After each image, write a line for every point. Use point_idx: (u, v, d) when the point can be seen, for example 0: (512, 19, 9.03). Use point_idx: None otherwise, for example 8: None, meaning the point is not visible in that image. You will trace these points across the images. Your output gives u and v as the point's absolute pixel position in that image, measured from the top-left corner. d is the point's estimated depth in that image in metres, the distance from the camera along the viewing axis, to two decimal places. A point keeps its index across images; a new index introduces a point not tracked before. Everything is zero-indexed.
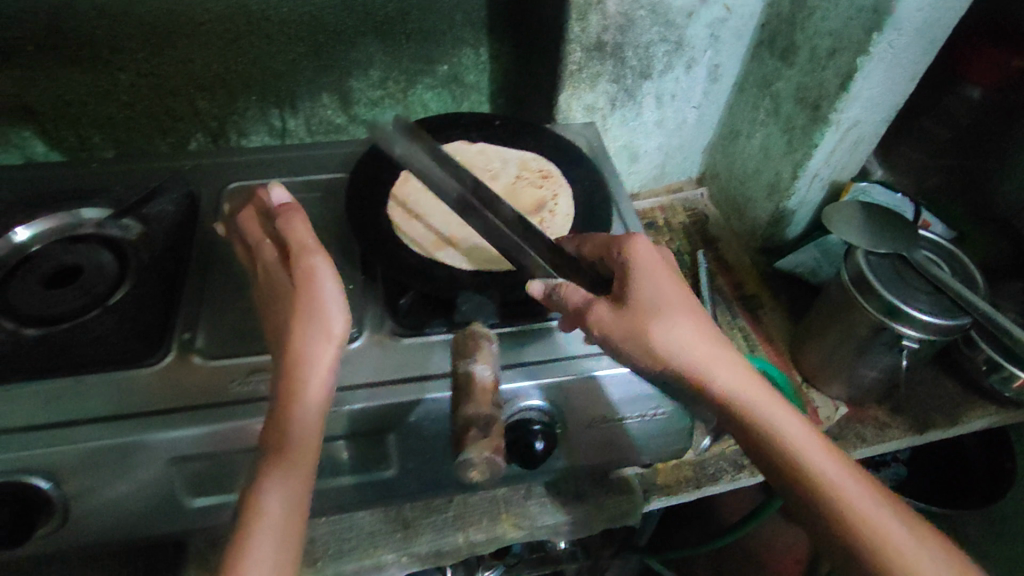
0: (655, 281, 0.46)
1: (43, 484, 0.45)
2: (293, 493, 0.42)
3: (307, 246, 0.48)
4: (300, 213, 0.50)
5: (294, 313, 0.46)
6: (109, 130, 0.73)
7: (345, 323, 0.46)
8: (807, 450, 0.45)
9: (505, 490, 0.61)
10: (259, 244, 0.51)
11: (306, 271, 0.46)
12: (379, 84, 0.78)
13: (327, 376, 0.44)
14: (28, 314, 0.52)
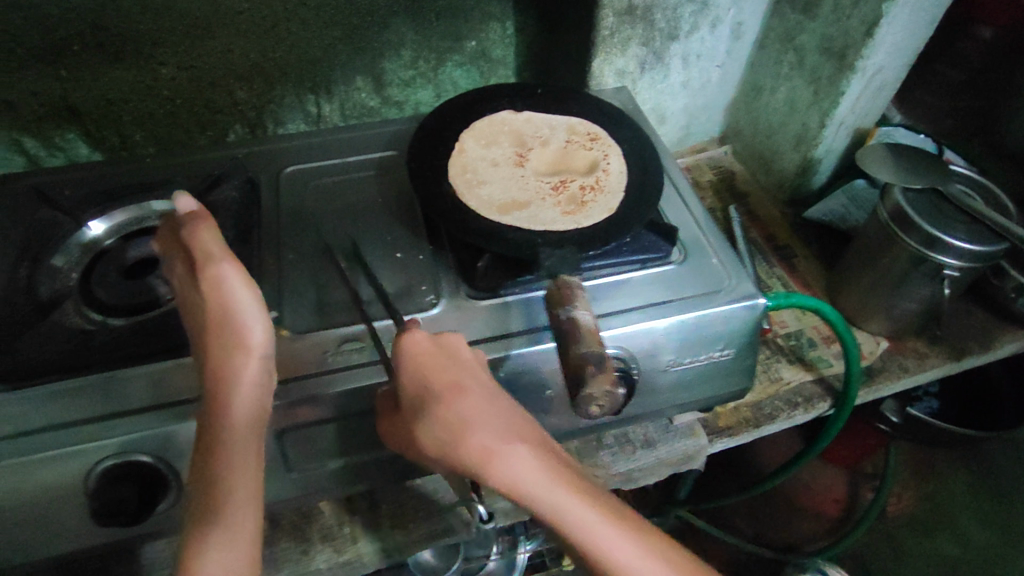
0: (476, 382, 0.41)
1: (155, 462, 0.46)
2: (238, 526, 0.38)
3: (212, 254, 0.43)
4: (206, 219, 0.45)
5: (209, 330, 0.43)
6: (150, 127, 0.74)
7: (266, 329, 0.43)
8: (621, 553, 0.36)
9: (577, 444, 0.63)
10: (173, 258, 0.47)
11: (211, 282, 0.42)
12: (411, 64, 0.79)
13: (256, 389, 0.42)
14: (115, 304, 0.53)
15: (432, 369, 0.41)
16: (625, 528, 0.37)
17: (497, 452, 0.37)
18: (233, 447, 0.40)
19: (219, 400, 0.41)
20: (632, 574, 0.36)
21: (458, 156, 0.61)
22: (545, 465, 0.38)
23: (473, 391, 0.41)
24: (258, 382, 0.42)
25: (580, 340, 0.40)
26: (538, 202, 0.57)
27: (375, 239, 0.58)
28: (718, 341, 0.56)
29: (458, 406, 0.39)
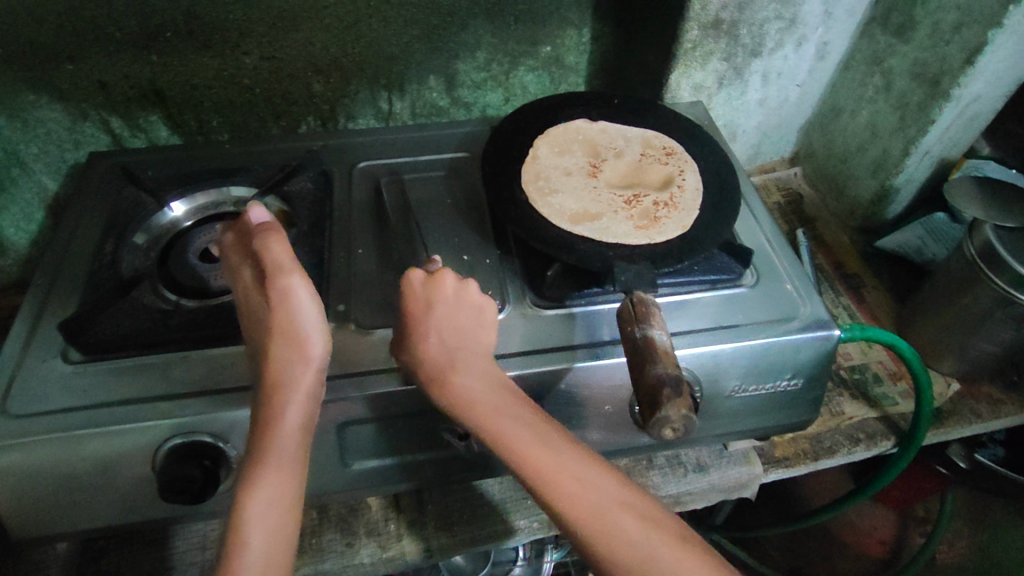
0: (448, 316, 0.46)
1: (222, 444, 0.47)
2: (280, 504, 0.39)
3: (283, 266, 0.46)
4: (278, 232, 0.48)
5: (272, 334, 0.45)
6: (227, 115, 0.76)
7: (325, 344, 0.46)
8: (537, 456, 0.41)
9: (627, 461, 0.61)
10: (237, 264, 0.48)
11: (282, 292, 0.45)
12: (484, 67, 0.79)
13: (309, 398, 0.44)
14: (191, 285, 0.54)
15: (416, 300, 0.46)
16: (543, 440, 0.42)
17: (448, 378, 0.44)
18: (284, 443, 0.41)
19: (277, 402, 0.43)
20: (541, 475, 0.40)
21: (531, 162, 0.60)
22: (493, 389, 0.44)
23: (442, 322, 0.46)
24: (313, 392, 0.44)
25: (658, 359, 0.39)
26: (610, 215, 0.56)
27: (443, 239, 0.58)
28: (787, 370, 0.54)
29: (425, 335, 0.46)
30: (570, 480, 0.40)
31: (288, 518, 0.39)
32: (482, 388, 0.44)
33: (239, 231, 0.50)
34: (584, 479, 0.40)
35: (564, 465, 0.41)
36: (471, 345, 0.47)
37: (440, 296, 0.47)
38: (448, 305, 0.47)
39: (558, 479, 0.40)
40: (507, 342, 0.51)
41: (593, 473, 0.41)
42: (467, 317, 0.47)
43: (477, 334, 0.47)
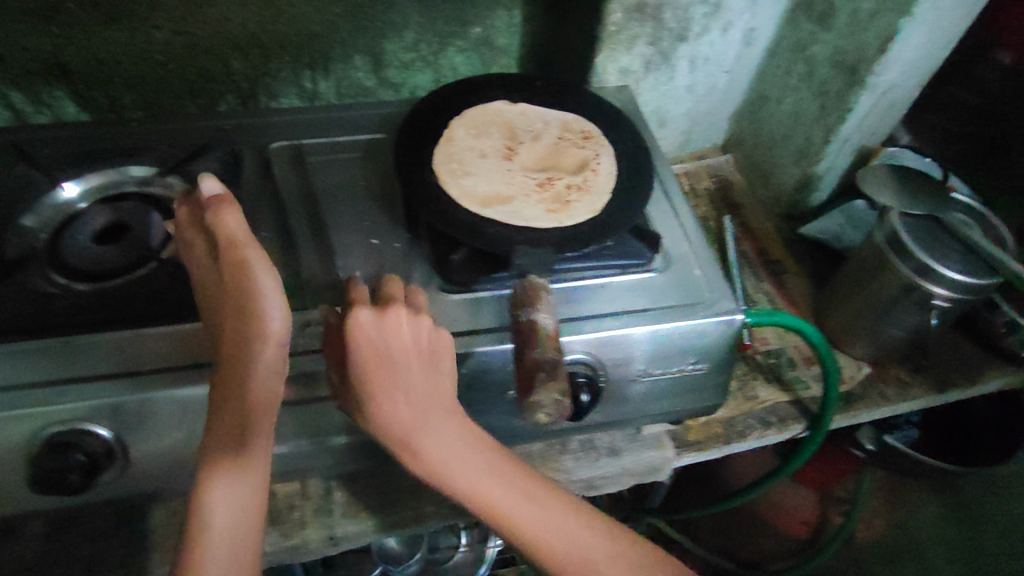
0: (411, 374, 0.44)
1: (103, 433, 0.46)
2: (244, 493, 0.42)
3: (237, 238, 0.43)
4: (231, 203, 0.44)
5: (228, 312, 0.42)
6: (140, 92, 0.73)
7: (285, 315, 0.42)
8: (520, 518, 0.44)
9: (540, 447, 0.61)
10: (195, 238, 0.46)
11: (235, 267, 0.42)
12: (412, 47, 0.78)
13: (270, 374, 0.42)
14: (82, 268, 0.52)
15: (368, 361, 0.43)
16: (518, 494, 0.45)
17: (415, 443, 0.44)
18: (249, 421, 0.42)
19: (236, 387, 0.41)
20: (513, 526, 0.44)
21: (446, 144, 0.59)
22: (466, 446, 0.45)
23: (405, 383, 0.44)
24: (273, 367, 0.42)
25: (540, 342, 0.39)
26: (522, 197, 0.56)
27: (353, 223, 0.57)
28: (691, 355, 0.55)
29: (387, 401, 0.43)
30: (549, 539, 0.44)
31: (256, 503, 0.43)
32: (458, 457, 0.44)
33: (195, 206, 0.47)
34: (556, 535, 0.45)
35: (542, 519, 0.45)
36: (437, 402, 0.45)
37: (395, 348, 0.43)
38: (403, 352, 0.43)
39: (543, 540, 0.44)
40: None
41: (568, 526, 0.46)
42: (421, 361, 0.44)
43: (435, 383, 0.45)
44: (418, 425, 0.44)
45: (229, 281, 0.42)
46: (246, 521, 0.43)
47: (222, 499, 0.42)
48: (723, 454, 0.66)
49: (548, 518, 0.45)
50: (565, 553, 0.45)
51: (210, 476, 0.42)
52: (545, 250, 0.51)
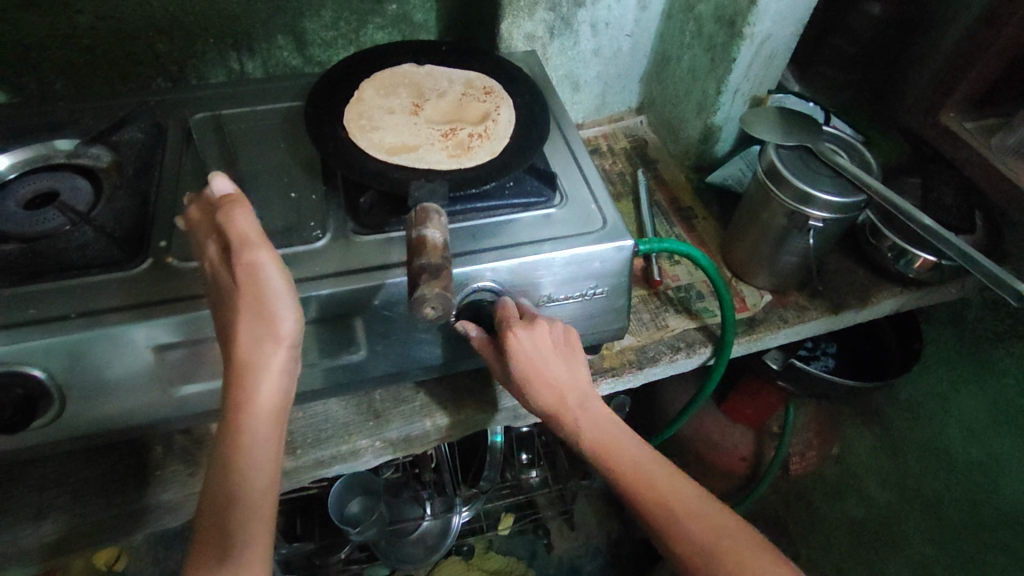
0: (559, 368, 0.53)
1: (38, 374, 0.48)
2: (259, 489, 0.46)
3: (250, 239, 0.46)
4: (243, 202, 0.46)
5: (244, 325, 0.46)
6: (70, 77, 0.76)
7: (295, 320, 0.47)
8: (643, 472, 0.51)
9: (467, 379, 0.66)
10: (206, 238, 0.48)
11: (248, 267, 0.45)
12: (332, 25, 0.82)
13: (281, 376, 0.47)
14: (11, 230, 0.54)
15: (532, 366, 0.53)
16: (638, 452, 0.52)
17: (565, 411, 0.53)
18: (258, 421, 0.46)
19: (240, 413, 0.45)
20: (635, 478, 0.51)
21: (357, 104, 0.64)
22: (603, 417, 0.53)
23: (563, 371, 0.54)
24: (285, 367, 0.47)
25: (426, 249, 0.44)
26: (427, 146, 0.61)
27: (272, 180, 0.61)
28: (591, 280, 0.60)
29: (544, 383, 0.53)
30: (670, 498, 0.50)
31: (267, 503, 0.47)
32: (600, 428, 0.53)
33: (206, 203, 0.49)
34: (677, 496, 0.50)
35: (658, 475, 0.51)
36: (581, 382, 0.55)
37: (543, 350, 0.53)
38: (547, 355, 0.53)
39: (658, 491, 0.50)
40: (322, 266, 0.54)
41: (686, 492, 0.51)
42: (577, 362, 0.55)
43: (580, 374, 0.54)
44: (568, 400, 0.53)
45: (245, 285, 0.45)
46: (261, 514, 0.46)
47: (237, 495, 0.45)
48: (640, 379, 0.71)
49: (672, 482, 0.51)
50: (684, 513, 0.49)
51: (226, 477, 0.45)
52: (438, 183, 0.54)
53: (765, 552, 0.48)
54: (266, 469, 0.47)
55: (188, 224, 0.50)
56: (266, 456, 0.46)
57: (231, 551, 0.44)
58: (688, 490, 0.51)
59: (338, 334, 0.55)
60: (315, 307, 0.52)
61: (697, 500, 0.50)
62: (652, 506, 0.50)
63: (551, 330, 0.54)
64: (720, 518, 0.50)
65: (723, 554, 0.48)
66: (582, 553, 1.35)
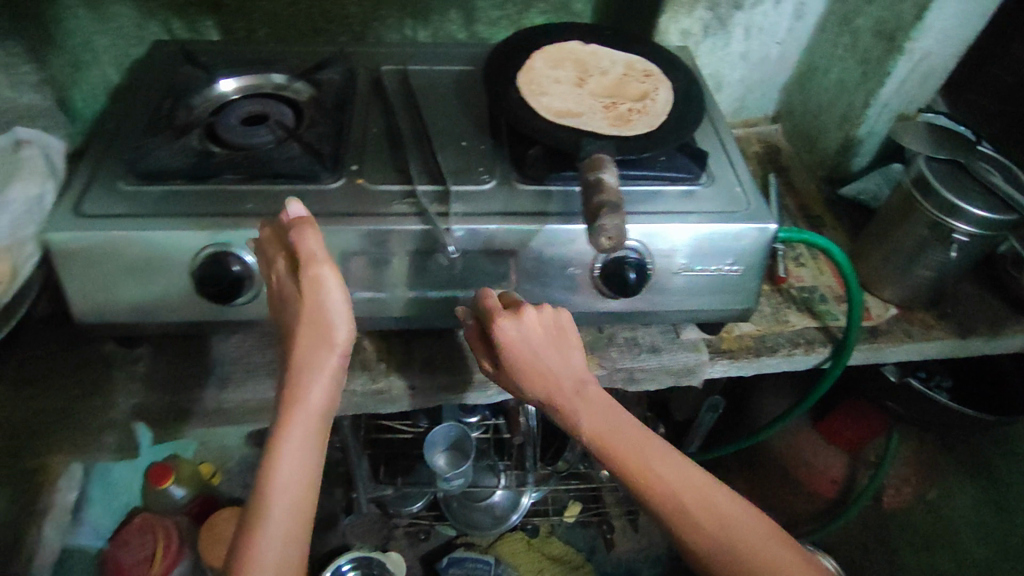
0: (548, 357, 0.53)
1: (245, 256, 0.56)
2: (295, 491, 0.44)
3: (316, 256, 0.50)
4: (313, 225, 0.51)
5: (302, 329, 0.49)
6: (272, 26, 0.87)
7: (349, 330, 0.50)
8: (652, 465, 0.48)
9: (590, 337, 0.69)
10: (276, 256, 0.52)
11: (312, 279, 0.49)
12: (499, 6, 0.89)
13: (330, 382, 0.49)
14: (231, 139, 0.64)
15: (517, 355, 0.54)
16: (655, 447, 0.49)
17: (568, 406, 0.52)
18: (306, 421, 0.47)
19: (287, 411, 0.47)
20: (644, 473, 0.48)
21: (528, 72, 0.70)
22: (606, 411, 0.51)
23: (558, 363, 0.54)
24: (335, 373, 0.49)
25: (604, 192, 0.49)
26: (591, 113, 0.66)
27: (447, 128, 0.68)
28: (728, 256, 0.63)
29: (535, 372, 0.53)
30: (665, 484, 0.47)
31: (304, 507, 0.45)
32: (601, 422, 0.51)
33: (278, 227, 0.53)
34: (679, 482, 0.47)
35: (666, 466, 0.48)
36: (577, 371, 0.54)
37: (529, 337, 0.54)
38: (536, 344, 0.54)
39: (668, 481, 0.47)
40: (490, 205, 0.60)
41: (664, 475, 0.48)
42: (570, 348, 0.54)
43: (572, 359, 0.54)
44: (563, 387, 0.53)
45: (306, 294, 0.49)
46: (293, 523, 0.44)
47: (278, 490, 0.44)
48: (754, 368, 0.72)
49: (673, 468, 0.48)
50: (688, 501, 0.47)
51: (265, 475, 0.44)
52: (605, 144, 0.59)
53: (774, 545, 0.46)
54: (305, 472, 0.46)
55: (258, 246, 0.55)
56: (307, 454, 0.46)
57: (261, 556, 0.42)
58: (657, 471, 0.48)
59: (493, 268, 0.60)
60: (479, 239, 0.58)
61: (705, 487, 0.47)
62: (653, 495, 0.47)
63: (541, 312, 0.55)
64: (732, 509, 0.47)
65: (732, 546, 0.45)
66: (643, 558, 1.34)
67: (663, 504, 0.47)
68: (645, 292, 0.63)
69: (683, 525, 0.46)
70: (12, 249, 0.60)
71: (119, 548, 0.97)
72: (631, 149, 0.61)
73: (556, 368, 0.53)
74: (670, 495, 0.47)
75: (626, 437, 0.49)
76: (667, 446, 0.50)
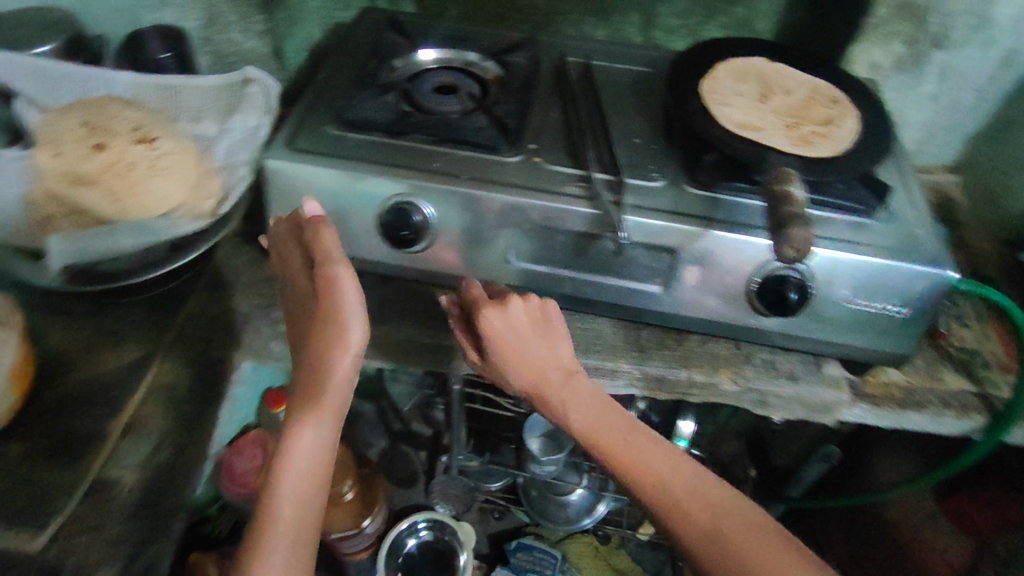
0: (532, 346, 0.57)
1: (425, 211, 0.61)
2: (303, 484, 0.51)
3: (331, 257, 0.55)
4: (329, 225, 0.57)
5: (318, 333, 0.54)
6: (463, 8, 0.93)
7: (361, 332, 0.55)
8: (631, 453, 0.52)
9: (727, 351, 0.68)
10: (297, 255, 0.60)
11: (327, 279, 0.54)
12: (681, 15, 0.90)
13: (343, 382, 0.54)
14: (424, 103, 0.69)
15: (505, 342, 0.57)
16: (634, 437, 0.53)
17: (546, 392, 0.56)
18: (319, 418, 0.52)
19: (304, 412, 0.52)
20: (626, 462, 0.52)
21: (711, 81, 0.71)
22: (591, 403, 0.55)
23: (540, 353, 0.57)
24: (348, 372, 0.54)
25: (790, 209, 0.49)
26: (772, 130, 0.65)
27: (622, 123, 0.70)
28: (896, 296, 0.59)
29: (523, 362, 0.57)
30: (640, 466, 0.51)
31: (312, 501, 0.51)
32: (587, 411, 0.55)
33: (298, 222, 0.60)
34: (658, 465, 0.52)
35: (646, 454, 0.52)
36: (562, 359, 0.57)
37: (514, 328, 0.57)
38: (520, 332, 0.57)
39: (649, 466, 0.51)
40: (660, 202, 0.60)
41: (650, 461, 0.52)
42: (558, 340, 0.58)
43: (556, 349, 0.58)
44: (549, 379, 0.56)
45: (322, 295, 0.54)
46: (300, 517, 0.50)
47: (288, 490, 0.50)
48: (895, 422, 0.68)
49: (656, 455, 0.52)
50: (672, 485, 0.50)
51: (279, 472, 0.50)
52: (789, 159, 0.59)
53: (762, 528, 0.48)
54: (313, 467, 0.51)
55: (275, 239, 0.63)
56: (319, 453, 0.52)
57: (275, 533, 0.49)
58: (642, 456, 0.52)
59: (652, 263, 0.61)
60: (645, 232, 0.58)
61: (689, 473, 0.51)
62: (637, 483, 0.51)
63: (532, 304, 0.58)
64: (713, 493, 0.50)
65: (713, 528, 0.48)
66: None
67: (646, 492, 0.51)
68: (799, 315, 0.62)
69: (670, 514, 0.49)
70: (226, 170, 0.73)
71: (233, 454, 0.87)
72: (813, 168, 0.60)
73: (539, 356, 0.57)
74: (651, 480, 0.51)
75: (610, 427, 0.54)
76: (651, 437, 0.53)
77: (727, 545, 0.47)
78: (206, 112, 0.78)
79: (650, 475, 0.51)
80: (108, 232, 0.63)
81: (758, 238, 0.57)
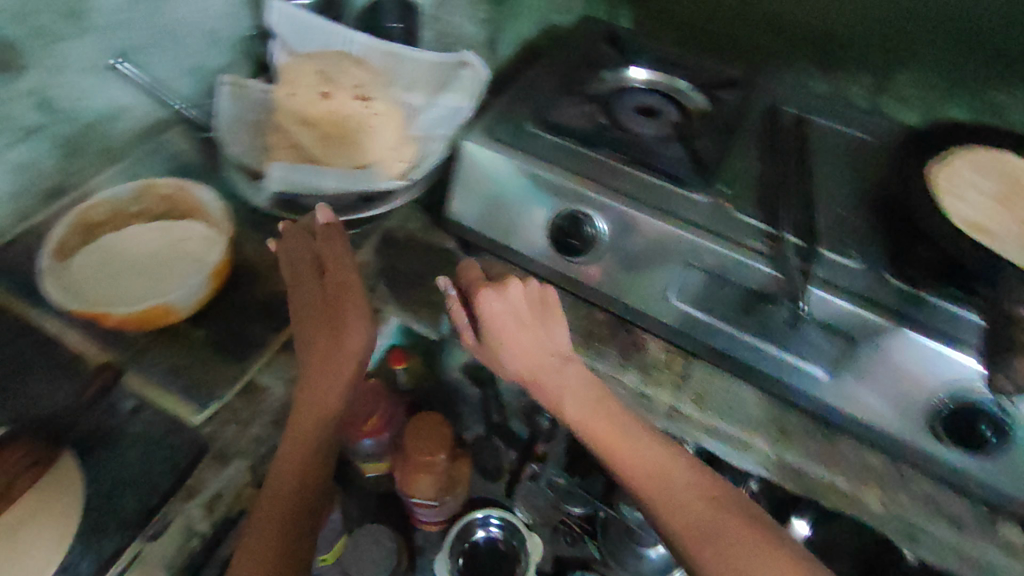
0: (524, 325, 0.58)
1: (598, 225, 0.62)
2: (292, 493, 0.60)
3: (341, 261, 0.65)
4: (336, 232, 0.66)
5: (317, 342, 0.63)
6: (679, 33, 0.92)
7: (360, 333, 0.62)
8: (625, 447, 0.54)
9: (885, 466, 0.59)
10: (303, 263, 0.66)
11: (338, 281, 0.64)
12: (922, 86, 0.81)
13: (337, 397, 0.62)
14: (623, 119, 0.69)
15: (500, 321, 0.57)
16: (637, 437, 0.55)
17: (540, 380, 0.58)
18: (310, 428, 0.61)
19: (299, 422, 0.61)
20: (623, 461, 0.54)
21: (947, 167, 0.62)
22: (585, 388, 0.57)
23: (529, 335, 0.58)
24: (342, 392, 0.62)
25: (1016, 335, 0.43)
26: (1008, 240, 0.56)
27: (827, 188, 0.65)
28: None
29: (517, 346, 0.57)
30: (632, 462, 0.54)
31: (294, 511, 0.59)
32: (582, 404, 0.56)
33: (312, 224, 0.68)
34: (650, 458, 0.54)
35: (640, 450, 0.54)
36: (559, 346, 0.59)
37: (514, 308, 0.58)
38: (519, 313, 0.58)
39: (642, 463, 0.54)
40: (851, 284, 0.55)
41: (645, 458, 0.54)
42: (552, 321, 0.60)
43: (551, 332, 0.59)
44: (543, 368, 0.57)
45: (331, 297, 0.64)
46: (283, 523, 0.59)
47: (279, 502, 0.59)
48: None
49: (653, 453, 0.54)
50: (669, 482, 0.53)
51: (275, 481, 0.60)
52: None
53: (752, 533, 0.49)
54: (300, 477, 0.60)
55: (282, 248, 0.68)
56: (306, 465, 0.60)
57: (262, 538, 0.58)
58: (614, 427, 0.55)
59: (823, 344, 0.56)
60: (828, 313, 0.54)
61: (682, 471, 0.53)
62: (637, 485, 0.53)
63: (527, 286, 0.59)
64: (705, 488, 0.52)
65: (706, 528, 0.49)
66: None
67: (639, 485, 0.53)
68: (984, 455, 0.53)
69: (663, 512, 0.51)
70: (422, 141, 0.79)
71: None
72: None
73: (534, 341, 0.58)
74: (645, 474, 0.53)
75: (603, 417, 0.56)
76: (643, 428, 0.56)
77: (721, 551, 0.48)
78: (419, 84, 0.84)
79: (643, 471, 0.53)
80: (317, 173, 0.73)
81: (971, 362, 0.51)
